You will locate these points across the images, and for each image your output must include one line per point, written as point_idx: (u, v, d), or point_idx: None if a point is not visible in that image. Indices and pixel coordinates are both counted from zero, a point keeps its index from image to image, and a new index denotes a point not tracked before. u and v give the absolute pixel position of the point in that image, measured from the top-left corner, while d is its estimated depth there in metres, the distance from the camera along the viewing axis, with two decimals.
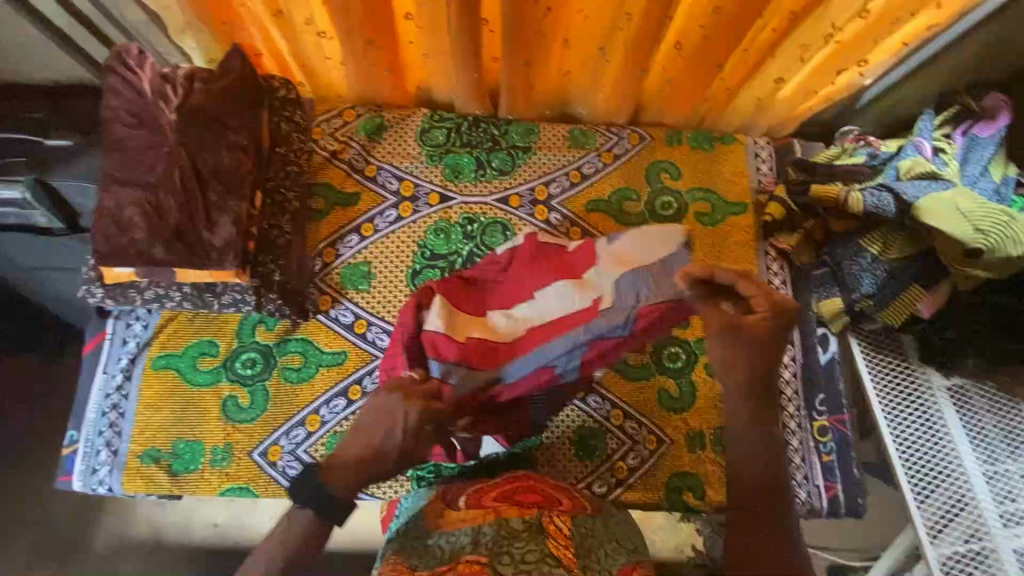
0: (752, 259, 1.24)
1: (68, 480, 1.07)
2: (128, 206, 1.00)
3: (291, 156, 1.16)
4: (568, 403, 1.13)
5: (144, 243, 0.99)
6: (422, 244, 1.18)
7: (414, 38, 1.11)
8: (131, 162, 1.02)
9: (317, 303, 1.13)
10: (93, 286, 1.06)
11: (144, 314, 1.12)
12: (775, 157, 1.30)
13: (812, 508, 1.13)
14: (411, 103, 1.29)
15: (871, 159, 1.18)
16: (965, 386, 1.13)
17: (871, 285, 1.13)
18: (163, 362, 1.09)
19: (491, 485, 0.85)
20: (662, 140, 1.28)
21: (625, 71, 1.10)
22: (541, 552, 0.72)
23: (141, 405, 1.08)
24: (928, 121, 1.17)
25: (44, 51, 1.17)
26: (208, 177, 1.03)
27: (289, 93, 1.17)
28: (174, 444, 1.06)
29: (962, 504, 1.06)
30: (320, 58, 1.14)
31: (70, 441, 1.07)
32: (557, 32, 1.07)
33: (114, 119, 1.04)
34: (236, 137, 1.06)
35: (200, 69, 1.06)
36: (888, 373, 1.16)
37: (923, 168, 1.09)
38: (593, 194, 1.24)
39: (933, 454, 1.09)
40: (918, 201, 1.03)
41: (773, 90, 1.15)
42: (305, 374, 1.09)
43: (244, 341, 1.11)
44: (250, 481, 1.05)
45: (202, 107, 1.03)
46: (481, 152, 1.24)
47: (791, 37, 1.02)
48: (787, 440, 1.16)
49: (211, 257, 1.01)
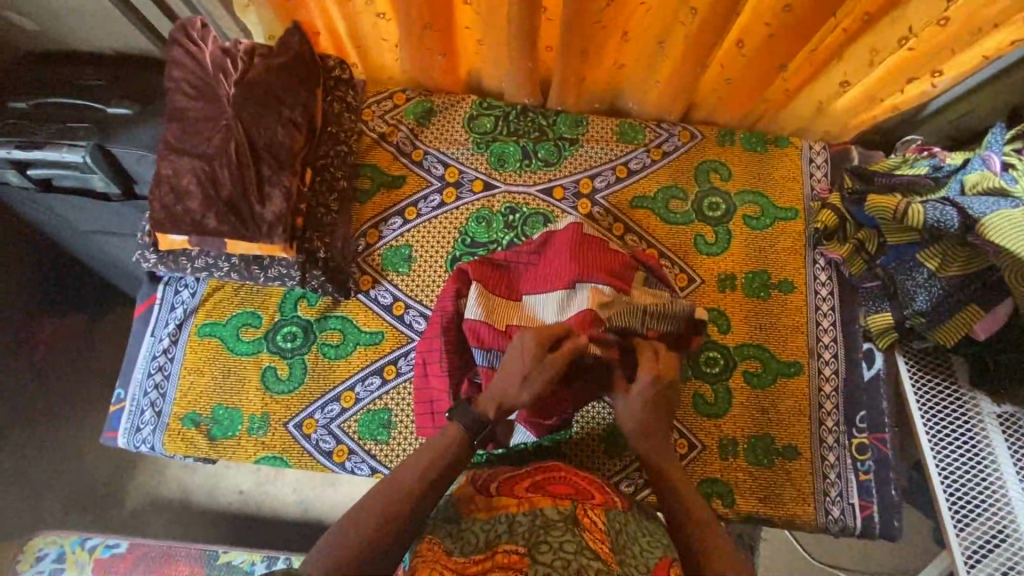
0: (799, 267, 1.21)
1: (114, 436, 1.12)
2: (185, 175, 1.03)
3: (342, 136, 1.17)
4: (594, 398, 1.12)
5: (198, 212, 1.02)
6: (463, 231, 1.18)
7: (471, 23, 1.10)
8: (189, 132, 1.04)
9: (358, 282, 1.14)
10: (147, 252, 1.09)
11: (192, 282, 1.15)
12: (830, 163, 1.25)
13: (845, 526, 1.10)
14: (461, 89, 1.29)
15: (933, 171, 1.13)
16: (1018, 415, 1.07)
17: (924, 302, 1.09)
18: (208, 330, 1.12)
19: (522, 474, 0.86)
20: (713, 139, 1.25)
21: (683, 66, 1.08)
22: (578, 544, 0.71)
23: (184, 369, 1.11)
24: (999, 133, 1.08)
25: (111, 21, 1.20)
26: (262, 152, 1.05)
27: (343, 73, 1.18)
28: (214, 410, 1.09)
29: (1002, 536, 1.02)
30: (377, 39, 1.14)
31: (118, 399, 1.12)
32: (617, 25, 1.05)
33: (175, 89, 1.06)
34: (291, 113, 1.07)
35: (260, 45, 1.08)
36: (934, 395, 1.11)
37: (991, 183, 1.03)
38: (638, 190, 1.22)
39: (976, 482, 1.05)
40: (985, 218, 0.98)
41: (836, 94, 1.11)
42: (343, 351, 1.11)
43: (286, 314, 1.13)
44: (284, 452, 1.08)
45: (260, 83, 1.05)
46: (528, 142, 1.23)
47: (861, 40, 0.98)
48: (823, 455, 1.13)
49: (261, 229, 1.03)
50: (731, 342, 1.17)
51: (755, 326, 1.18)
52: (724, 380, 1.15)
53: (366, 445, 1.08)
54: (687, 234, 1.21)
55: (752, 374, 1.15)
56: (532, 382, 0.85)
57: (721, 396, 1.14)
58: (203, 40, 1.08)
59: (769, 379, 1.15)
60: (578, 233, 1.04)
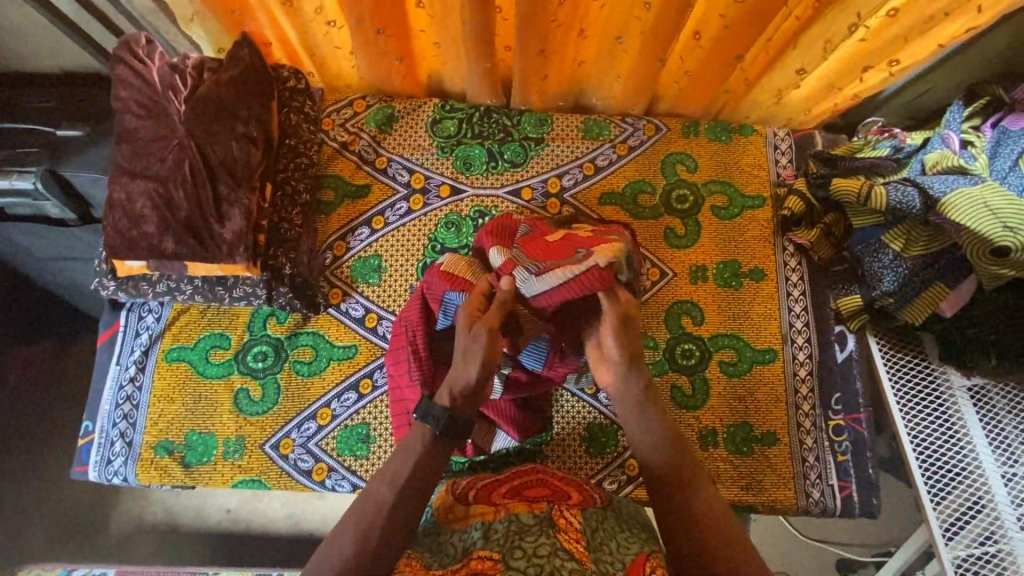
0: (769, 254, 1.22)
1: (84, 470, 1.09)
2: (139, 198, 1.00)
3: (301, 148, 1.15)
4: (565, 389, 1.13)
5: (155, 236, 1.00)
6: (432, 237, 1.16)
7: (425, 27, 1.08)
8: (141, 154, 1.01)
9: (328, 296, 1.13)
10: (106, 279, 1.06)
11: (156, 307, 1.12)
12: (795, 148, 1.26)
13: (825, 508, 1.12)
14: (422, 93, 1.27)
15: (895, 152, 1.16)
16: (986, 386, 1.10)
17: (892, 283, 1.11)
18: (176, 355, 1.10)
19: (501, 481, 0.85)
20: (678, 131, 1.25)
21: (642, 59, 1.07)
22: (553, 545, 0.69)
23: (153, 397, 1.08)
24: (958, 111, 1.11)
25: (51, 39, 1.15)
26: (218, 170, 1.01)
27: (299, 83, 1.15)
28: (186, 437, 1.07)
29: (978, 505, 1.03)
30: (330, 47, 1.12)
31: (86, 432, 1.09)
32: (574, 22, 1.03)
33: (123, 110, 1.03)
34: (246, 128, 1.04)
35: (209, 60, 1.05)
36: (906, 373, 1.13)
37: (950, 163, 1.05)
38: (606, 186, 1.22)
39: (950, 453, 1.06)
40: (945, 196, 1.00)
41: (794, 82, 1.12)
42: (316, 368, 1.09)
43: (255, 334, 1.11)
44: (262, 474, 1.06)
45: (210, 98, 1.02)
46: (493, 143, 1.21)
47: (815, 27, 0.98)
48: (801, 439, 1.14)
49: (222, 249, 1.01)
50: (706, 333, 1.17)
51: (728, 315, 1.18)
52: (701, 371, 1.16)
53: (345, 462, 1.06)
54: (657, 228, 1.21)
55: (728, 363, 1.16)
56: (473, 355, 0.81)
57: (699, 387, 1.15)
58: (149, 56, 1.04)
59: (745, 367, 1.16)
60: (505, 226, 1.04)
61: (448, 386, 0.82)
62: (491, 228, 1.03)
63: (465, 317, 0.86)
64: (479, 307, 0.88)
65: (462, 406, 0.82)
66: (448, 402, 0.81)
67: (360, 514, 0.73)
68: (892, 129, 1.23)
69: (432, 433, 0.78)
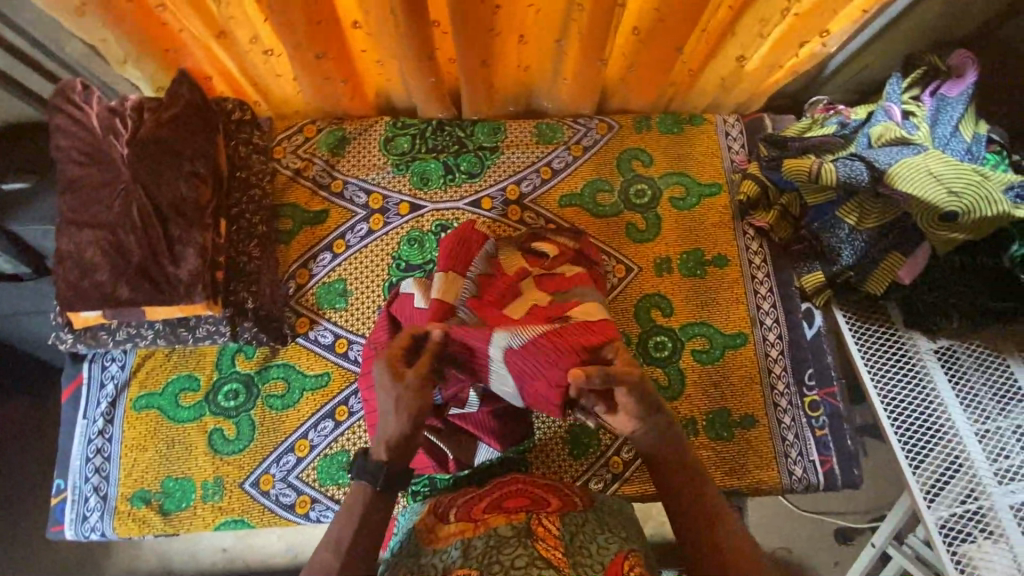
0: (730, 240, 1.23)
1: (60, 529, 1.06)
2: (89, 247, 0.98)
3: (253, 179, 1.14)
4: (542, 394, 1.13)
5: (110, 284, 0.98)
6: (396, 256, 1.16)
7: (366, 47, 1.07)
8: (86, 202, 0.99)
9: (295, 326, 1.11)
10: (63, 332, 1.04)
11: (119, 355, 1.10)
12: (746, 134, 1.28)
13: (809, 484, 1.13)
14: (372, 112, 1.26)
15: (841, 128, 1.18)
16: (953, 347, 1.13)
17: (850, 256, 1.14)
18: (144, 402, 1.08)
19: (480, 495, 0.84)
20: (630, 127, 1.26)
21: (584, 59, 1.07)
22: (530, 556, 0.71)
23: (125, 447, 1.06)
24: (896, 83, 1.15)
25: None
26: (167, 212, 1.00)
27: (244, 114, 1.14)
28: (163, 484, 1.05)
29: (956, 465, 1.05)
30: (272, 76, 1.11)
31: (58, 490, 1.06)
32: (512, 28, 1.04)
33: (64, 158, 1.00)
34: (193, 166, 1.02)
35: (148, 99, 1.03)
36: (876, 342, 1.15)
37: (894, 134, 1.08)
38: (565, 188, 1.23)
39: (924, 417, 1.08)
40: (891, 168, 1.03)
41: (737, 68, 1.13)
42: (290, 400, 1.08)
43: (224, 372, 1.09)
44: (244, 513, 1.04)
45: (152, 139, 1.00)
46: (448, 156, 1.21)
47: (747, 14, 1.00)
48: (779, 418, 1.16)
49: (179, 291, 0.99)
50: (676, 324, 1.18)
51: (697, 305, 1.19)
52: (675, 362, 1.16)
53: (328, 491, 1.05)
54: (619, 225, 1.22)
55: (701, 351, 1.17)
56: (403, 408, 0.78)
57: (674, 377, 1.15)
58: (86, 101, 1.02)
59: (717, 354, 1.17)
60: (471, 239, 1.00)
61: (382, 441, 0.79)
62: (450, 244, 0.99)
63: (386, 366, 0.80)
64: (403, 351, 0.83)
65: (397, 458, 0.79)
66: (383, 457, 0.78)
67: (321, 555, 0.76)
68: (836, 106, 1.25)
69: (375, 473, 0.78)
